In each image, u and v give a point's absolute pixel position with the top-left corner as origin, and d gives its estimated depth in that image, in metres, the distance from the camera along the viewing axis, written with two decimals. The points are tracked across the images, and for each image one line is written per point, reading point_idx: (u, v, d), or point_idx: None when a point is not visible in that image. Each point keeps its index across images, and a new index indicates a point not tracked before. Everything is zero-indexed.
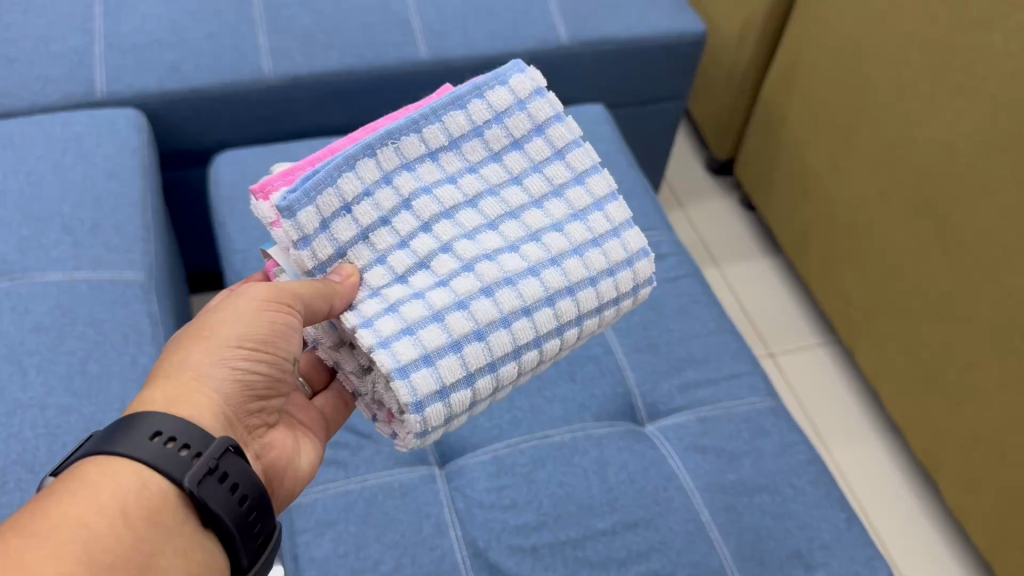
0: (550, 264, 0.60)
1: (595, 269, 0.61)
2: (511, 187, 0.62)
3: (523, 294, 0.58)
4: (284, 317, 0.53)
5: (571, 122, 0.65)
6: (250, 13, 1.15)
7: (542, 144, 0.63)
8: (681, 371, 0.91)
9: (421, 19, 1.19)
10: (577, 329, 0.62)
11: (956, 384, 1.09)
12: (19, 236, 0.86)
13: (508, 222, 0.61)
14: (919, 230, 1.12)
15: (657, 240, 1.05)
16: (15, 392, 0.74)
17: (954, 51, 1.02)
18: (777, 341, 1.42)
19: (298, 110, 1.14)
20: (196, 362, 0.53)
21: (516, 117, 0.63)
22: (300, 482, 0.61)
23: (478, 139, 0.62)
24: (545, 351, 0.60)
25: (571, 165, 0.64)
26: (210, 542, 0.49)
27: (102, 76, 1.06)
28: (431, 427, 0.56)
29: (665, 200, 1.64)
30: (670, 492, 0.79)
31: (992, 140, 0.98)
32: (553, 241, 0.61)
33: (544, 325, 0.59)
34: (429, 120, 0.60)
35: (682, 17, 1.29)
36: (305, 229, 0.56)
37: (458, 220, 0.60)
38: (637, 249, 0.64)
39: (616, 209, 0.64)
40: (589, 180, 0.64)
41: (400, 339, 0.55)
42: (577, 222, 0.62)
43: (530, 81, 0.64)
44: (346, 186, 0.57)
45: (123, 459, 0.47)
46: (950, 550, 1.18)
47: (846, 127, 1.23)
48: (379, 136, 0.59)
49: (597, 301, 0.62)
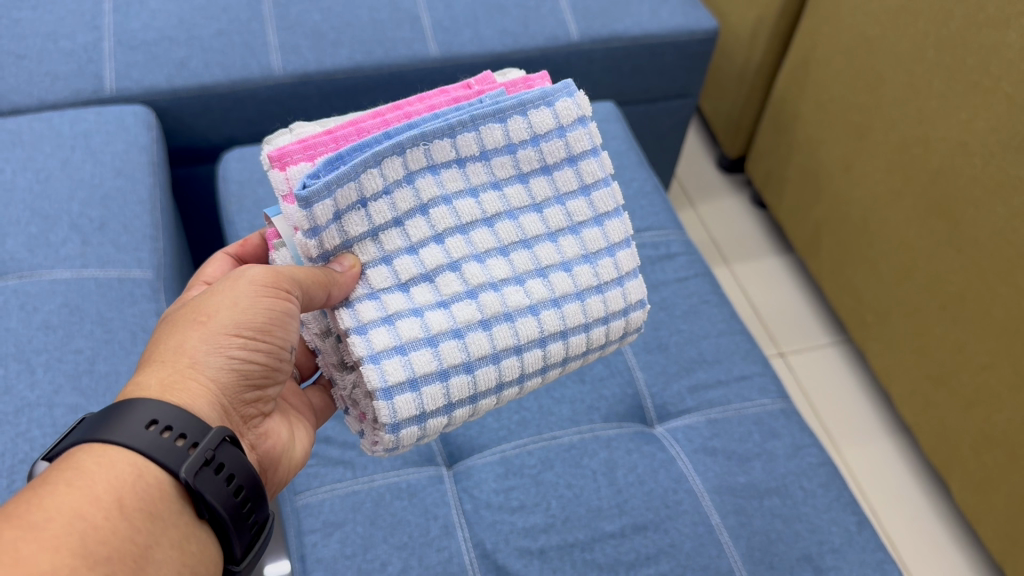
0: (551, 305, 0.60)
1: (593, 316, 0.61)
2: (530, 214, 0.61)
3: (518, 332, 0.58)
4: (283, 305, 0.53)
5: (605, 159, 0.64)
6: (259, 9, 1.15)
7: (571, 175, 0.62)
8: (691, 372, 0.90)
9: (431, 16, 1.18)
10: (560, 368, 0.62)
11: (970, 385, 1.08)
12: (28, 234, 0.86)
13: (520, 251, 0.60)
14: (934, 231, 1.10)
15: (667, 239, 1.04)
16: (22, 390, 0.74)
17: (969, 50, 1.01)
18: (787, 340, 1.41)
19: (307, 107, 1.14)
20: (193, 349, 0.52)
21: (553, 143, 0.61)
22: (293, 470, 0.61)
23: (509, 156, 0.60)
24: (525, 387, 0.61)
25: (594, 204, 0.63)
26: (203, 532, 0.50)
27: (112, 73, 1.06)
28: (403, 445, 0.57)
29: (675, 199, 1.63)
30: (680, 495, 0.79)
31: (1006, 140, 0.97)
32: (559, 281, 0.60)
33: (531, 364, 0.59)
34: (466, 127, 0.59)
35: (693, 14, 1.28)
36: (318, 221, 0.54)
37: (472, 238, 0.59)
38: (636, 300, 0.64)
39: (626, 257, 0.64)
40: (608, 223, 0.64)
41: (391, 357, 0.55)
42: (586, 264, 0.62)
43: (576, 108, 0.63)
44: (367, 182, 0.55)
45: (118, 448, 0.47)
46: (961, 551, 1.17)
47: (858, 126, 1.22)
48: (412, 135, 0.56)
49: (586, 346, 0.62)
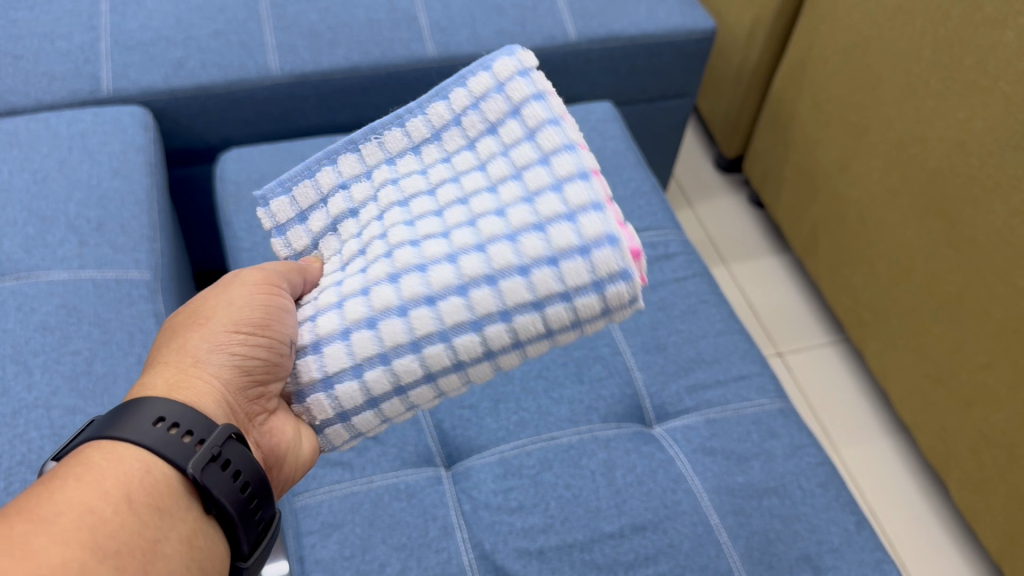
0: (474, 249, 0.56)
1: (528, 256, 0.55)
2: (473, 173, 0.61)
3: (429, 280, 0.56)
4: (274, 299, 0.57)
5: (553, 102, 0.60)
6: (256, 9, 1.15)
7: (514, 126, 0.61)
8: (690, 372, 0.90)
9: (428, 16, 1.18)
10: (506, 325, 0.56)
11: (968, 384, 1.08)
12: (25, 235, 0.86)
13: (455, 207, 0.59)
14: (931, 229, 1.11)
15: (665, 239, 1.04)
16: (20, 392, 0.74)
17: (966, 49, 1.01)
18: (786, 339, 1.41)
19: (304, 107, 1.14)
20: (196, 347, 0.55)
21: (492, 101, 0.62)
22: (301, 469, 0.60)
23: (456, 128, 0.63)
24: (458, 344, 0.56)
25: (539, 144, 0.59)
26: (211, 527, 0.50)
27: (108, 73, 1.06)
28: (318, 417, 0.59)
29: (673, 198, 1.63)
30: (679, 495, 0.79)
31: (1004, 140, 0.97)
32: (486, 224, 0.57)
33: (450, 315, 0.55)
34: (414, 114, 0.64)
35: (691, 13, 1.28)
36: (279, 218, 0.65)
37: (409, 207, 0.61)
38: (595, 235, 0.55)
39: (577, 191, 0.56)
40: (555, 159, 0.58)
41: (302, 326, 0.59)
42: (525, 205, 0.57)
43: (516, 62, 0.62)
44: (323, 179, 0.64)
45: (126, 445, 0.48)
46: (958, 550, 1.17)
47: (856, 125, 1.22)
48: (363, 131, 0.64)
49: (530, 294, 0.55)
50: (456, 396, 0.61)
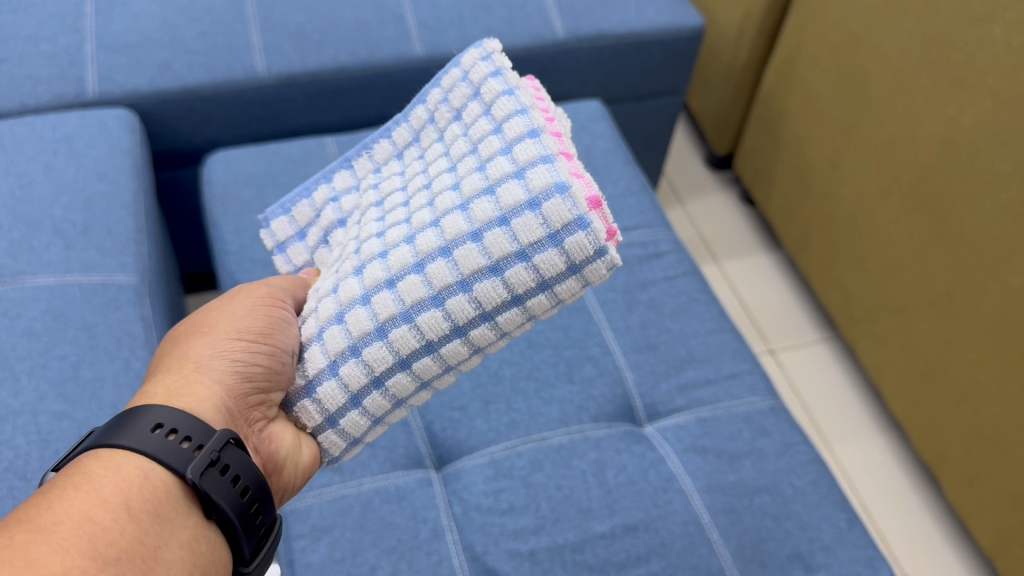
0: (429, 226, 0.54)
1: (478, 221, 0.51)
2: (439, 159, 0.59)
3: (388, 265, 0.54)
4: (277, 311, 0.59)
5: (511, 76, 0.57)
6: (242, 9, 1.14)
7: (474, 105, 0.58)
8: (680, 371, 0.90)
9: (416, 15, 1.18)
10: (463, 296, 0.52)
11: (958, 380, 1.08)
12: (10, 239, 0.85)
13: (420, 193, 0.57)
14: (921, 228, 1.11)
15: (654, 238, 1.03)
16: (6, 398, 0.73)
17: (953, 46, 1.01)
18: (777, 337, 1.41)
19: (292, 108, 1.13)
20: (198, 354, 0.56)
21: (457, 90, 0.61)
22: (302, 475, 0.60)
23: (431, 126, 0.63)
24: (421, 323, 0.53)
25: (494, 115, 0.56)
26: (213, 533, 0.50)
27: (93, 76, 1.05)
28: (309, 425, 0.59)
29: (663, 196, 1.62)
30: (670, 494, 0.78)
31: (993, 136, 0.97)
32: (441, 200, 0.54)
33: (408, 293, 0.53)
34: (399, 124, 0.66)
35: (679, 11, 1.28)
36: (278, 236, 0.69)
37: (383, 204, 0.61)
38: (541, 186, 0.49)
39: (525, 148, 0.51)
40: (508, 124, 0.54)
41: None
42: (477, 173, 0.53)
43: (480, 51, 0.60)
44: (317, 196, 0.68)
45: (125, 452, 0.48)
46: (950, 545, 1.18)
47: (846, 125, 1.22)
48: (356, 149, 0.67)
49: (484, 258, 0.51)
50: (444, 387, 0.58)
